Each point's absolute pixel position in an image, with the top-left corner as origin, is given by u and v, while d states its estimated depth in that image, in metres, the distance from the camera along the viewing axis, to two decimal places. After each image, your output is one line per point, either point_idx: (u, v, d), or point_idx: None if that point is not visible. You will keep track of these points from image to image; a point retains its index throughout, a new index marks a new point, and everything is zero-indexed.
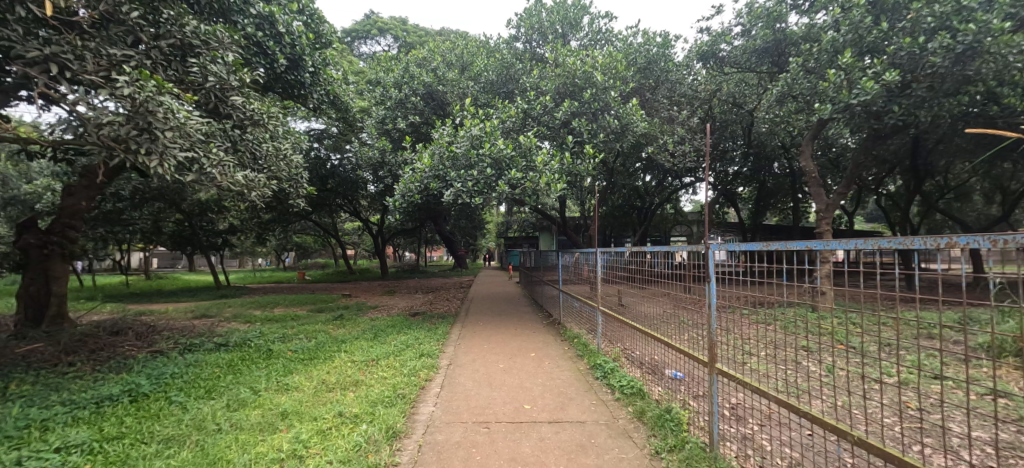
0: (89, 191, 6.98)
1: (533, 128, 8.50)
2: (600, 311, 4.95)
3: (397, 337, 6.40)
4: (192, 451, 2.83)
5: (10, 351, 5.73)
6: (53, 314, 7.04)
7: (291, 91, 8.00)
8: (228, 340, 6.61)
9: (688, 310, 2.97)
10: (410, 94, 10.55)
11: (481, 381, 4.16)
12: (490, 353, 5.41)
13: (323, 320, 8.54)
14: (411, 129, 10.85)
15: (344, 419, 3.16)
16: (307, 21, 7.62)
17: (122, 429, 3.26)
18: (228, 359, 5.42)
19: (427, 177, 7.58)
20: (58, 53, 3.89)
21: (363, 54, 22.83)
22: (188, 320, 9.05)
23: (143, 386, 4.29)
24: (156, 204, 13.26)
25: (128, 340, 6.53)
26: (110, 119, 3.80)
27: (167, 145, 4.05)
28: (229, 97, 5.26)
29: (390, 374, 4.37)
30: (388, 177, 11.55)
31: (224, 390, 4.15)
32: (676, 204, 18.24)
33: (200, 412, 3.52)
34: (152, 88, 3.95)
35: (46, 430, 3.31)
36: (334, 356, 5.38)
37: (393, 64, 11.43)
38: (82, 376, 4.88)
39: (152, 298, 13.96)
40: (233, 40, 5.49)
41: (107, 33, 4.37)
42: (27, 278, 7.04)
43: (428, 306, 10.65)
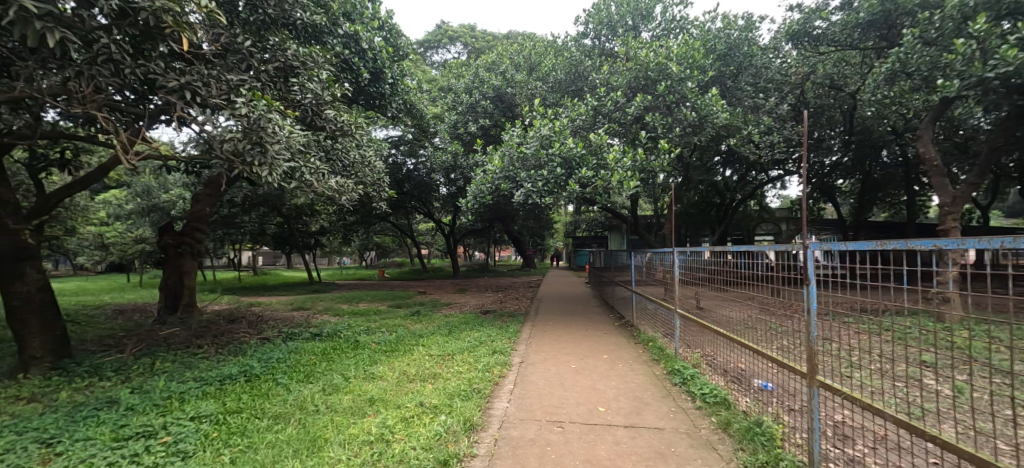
0: (212, 199, 8.21)
1: (604, 125, 8.33)
2: (676, 314, 4.71)
3: (470, 333, 6.62)
4: (296, 428, 3.17)
5: (156, 333, 6.86)
6: (186, 303, 8.29)
7: (372, 101, 8.63)
8: (321, 330, 7.31)
9: (779, 315, 2.73)
10: (480, 98, 10.90)
11: (554, 381, 4.16)
12: (561, 353, 5.38)
13: (402, 315, 9.07)
14: (481, 132, 11.25)
15: (425, 409, 3.34)
16: (386, 36, 8.21)
17: (240, 404, 3.75)
18: (322, 348, 5.99)
19: (498, 178, 7.76)
20: (191, 82, 4.58)
21: (435, 63, 23.92)
22: (288, 312, 10.14)
23: (255, 368, 4.90)
24: (262, 208, 15.04)
25: (241, 328, 7.50)
26: (231, 136, 4.41)
27: (275, 156, 4.61)
28: (324, 111, 5.86)
29: (465, 369, 4.54)
30: (461, 178, 12.22)
31: (321, 376, 4.60)
32: (761, 200, 16.79)
33: (301, 394, 3.94)
34: (263, 108, 4.51)
35: (182, 401, 3.91)
36: (413, 349, 5.70)
37: (464, 70, 11.88)
38: (209, 357, 5.70)
39: (259, 292, 15.85)
40: (326, 59, 6.10)
41: (227, 61, 5.04)
42: (166, 273, 8.33)
43: (499, 304, 10.85)
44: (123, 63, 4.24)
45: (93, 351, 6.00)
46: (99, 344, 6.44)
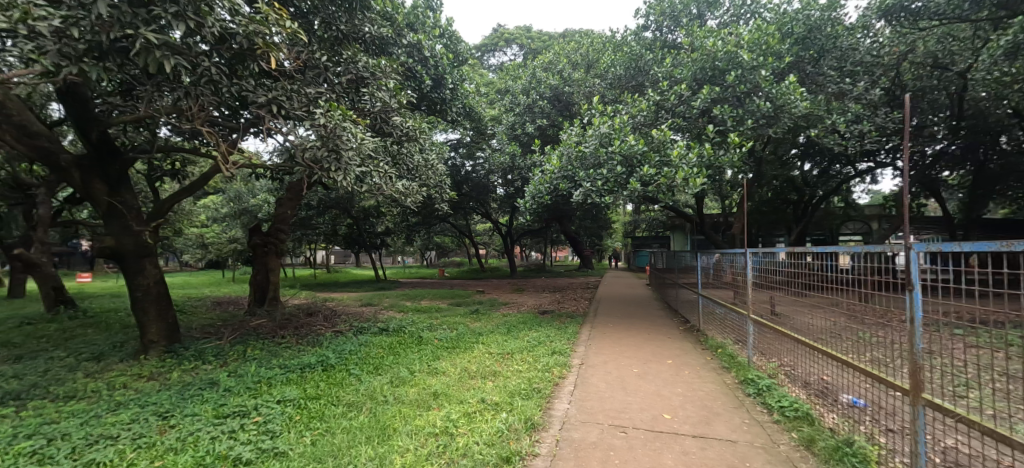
0: (293, 202, 9.01)
1: (667, 121, 8.00)
2: (749, 319, 4.41)
3: (529, 333, 6.66)
4: (368, 416, 3.38)
5: (247, 324, 7.64)
6: (272, 297, 9.00)
7: (434, 106, 8.97)
8: (387, 326, 7.71)
9: (869, 323, 2.47)
10: (537, 99, 10.98)
11: (615, 384, 4.06)
12: (622, 356, 5.24)
13: (462, 313, 9.34)
14: (539, 133, 11.33)
15: (487, 406, 3.42)
16: (446, 43, 8.51)
17: (318, 391, 4.08)
18: (389, 342, 6.33)
19: (556, 178, 7.83)
20: (277, 97, 5.05)
21: (492, 67, 24.41)
22: (358, 307, 10.83)
23: (330, 359, 5.29)
24: (334, 210, 16.19)
25: (318, 321, 8.13)
26: (311, 144, 4.81)
27: (349, 162, 4.95)
28: (391, 118, 6.23)
29: (525, 368, 4.57)
30: (518, 179, 12.49)
31: (389, 368, 4.86)
32: (847, 196, 15.22)
33: (372, 385, 4.19)
34: (339, 118, 4.88)
35: (270, 385, 4.32)
36: (473, 347, 5.84)
37: (521, 71, 12.01)
38: (291, 346, 6.26)
39: (332, 288, 17.09)
40: (393, 68, 6.46)
41: (307, 76, 5.50)
42: (255, 270, 9.23)
43: (556, 305, 10.80)
44: (222, 83, 4.76)
45: (197, 338, 6.81)
46: (202, 332, 7.29)
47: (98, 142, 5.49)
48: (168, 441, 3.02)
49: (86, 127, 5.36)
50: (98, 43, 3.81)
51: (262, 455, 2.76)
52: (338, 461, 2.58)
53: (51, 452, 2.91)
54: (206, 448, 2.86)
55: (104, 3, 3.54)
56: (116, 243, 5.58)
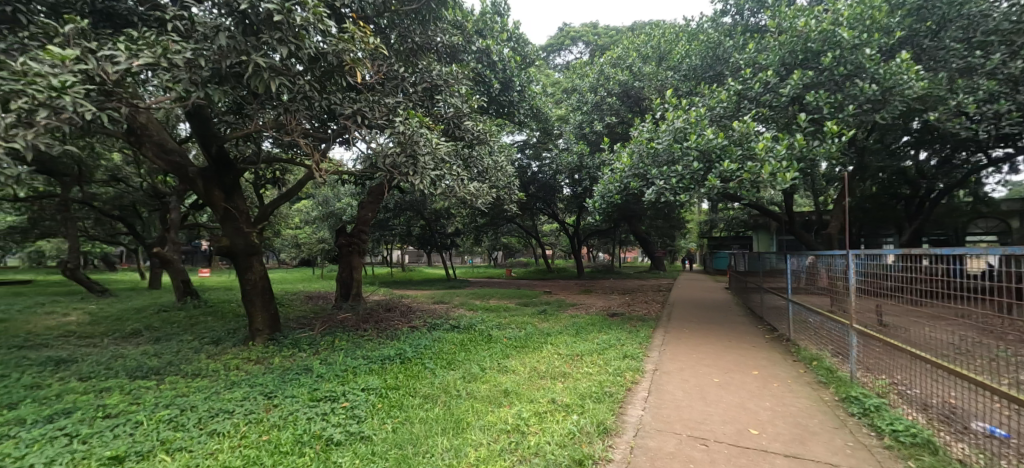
0: (373, 205, 9.68)
1: (751, 111, 7.42)
2: (852, 329, 3.92)
3: (599, 335, 6.53)
4: (444, 409, 3.53)
5: (335, 317, 8.36)
6: (355, 292, 9.81)
7: (502, 109, 9.14)
8: (459, 323, 8.00)
9: (1011, 340, 2.09)
10: (606, 96, 10.82)
11: (694, 394, 3.83)
12: (701, 364, 4.94)
13: (530, 313, 9.40)
14: (607, 130, 11.14)
15: (558, 406, 3.41)
16: (514, 46, 8.64)
17: (398, 382, 4.34)
18: (460, 339, 6.57)
19: (627, 176, 7.63)
20: (361, 108, 5.46)
21: (558, 66, 24.32)
22: (431, 304, 11.36)
23: (407, 352, 5.60)
24: (409, 212, 17.13)
25: (396, 316, 8.67)
26: (391, 150, 5.16)
27: (425, 166, 5.23)
28: (463, 122, 6.50)
29: (596, 371, 4.49)
30: (586, 179, 12.34)
31: (461, 364, 5.04)
32: (978, 189, 12.97)
33: (445, 379, 4.37)
34: (416, 124, 5.15)
35: (355, 374, 4.68)
36: (542, 347, 5.86)
37: (588, 69, 11.93)
38: (372, 339, 6.73)
39: (408, 286, 18.13)
40: (464, 75, 6.71)
41: (387, 86, 5.89)
42: (341, 267, 10.06)
43: (627, 307, 10.47)
44: (314, 98, 5.26)
45: (295, 328, 7.58)
46: (298, 323, 8.11)
47: (217, 156, 6.33)
48: (273, 418, 3.40)
49: (208, 143, 6.21)
50: (217, 70, 4.40)
51: (351, 438, 3.01)
52: (418, 450, 2.72)
53: (183, 420, 3.41)
54: (303, 427, 3.17)
55: (225, 36, 4.09)
56: (230, 244, 6.39)
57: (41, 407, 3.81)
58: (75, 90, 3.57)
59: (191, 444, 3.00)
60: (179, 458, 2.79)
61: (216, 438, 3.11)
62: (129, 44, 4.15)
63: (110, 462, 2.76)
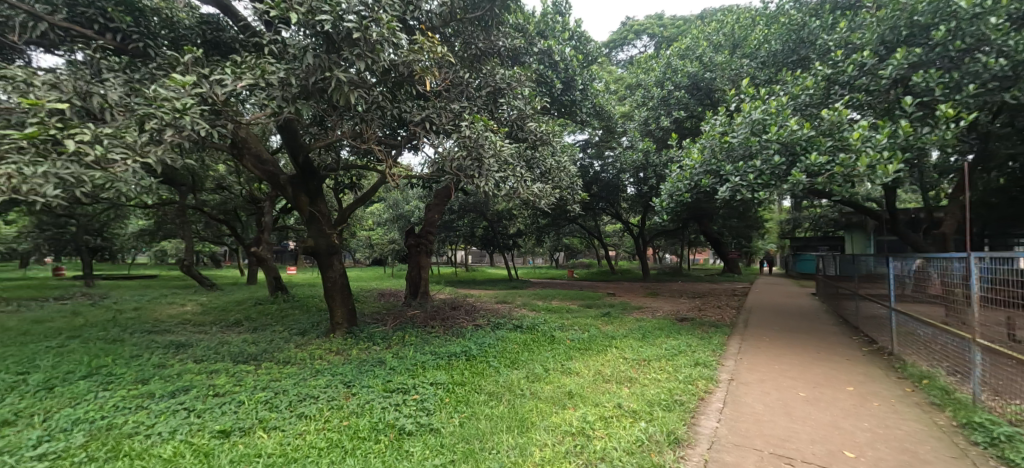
0: (439, 207, 10.07)
1: (842, 98, 6.70)
2: (975, 345, 3.37)
3: (667, 341, 6.25)
4: (508, 407, 3.59)
5: (405, 313, 8.81)
6: (423, 291, 10.27)
7: (564, 108, 9.09)
8: (522, 323, 8.07)
9: None
10: (673, 90, 10.37)
11: (776, 408, 3.52)
12: (784, 376, 4.53)
13: (593, 315, 9.25)
14: (675, 125, 10.78)
15: (624, 411, 3.32)
16: (576, 44, 8.50)
17: (463, 378, 4.48)
18: (523, 339, 6.61)
19: (699, 173, 7.22)
20: (429, 114, 5.72)
21: (621, 61, 23.68)
22: (495, 304, 11.58)
23: (472, 350, 5.77)
24: (473, 214, 17.59)
25: (461, 315, 8.94)
26: (458, 154, 5.35)
27: (489, 168, 5.36)
28: (527, 124, 6.60)
29: (664, 377, 4.30)
30: (652, 177, 11.93)
31: (524, 364, 5.08)
32: None
33: (509, 378, 4.42)
34: (481, 127, 5.29)
35: (424, 368, 4.91)
36: (606, 350, 5.72)
37: (653, 63, 11.51)
38: (439, 336, 7.01)
39: (472, 285, 18.63)
40: (526, 77, 6.77)
41: (454, 92, 6.12)
42: (410, 267, 10.57)
43: (697, 312, 9.89)
44: (387, 108, 5.60)
45: (369, 323, 8.11)
46: (372, 318, 8.65)
47: (303, 164, 6.96)
48: (352, 406, 3.67)
49: (296, 153, 6.85)
50: (305, 86, 4.85)
51: (421, 429, 3.16)
52: (484, 445, 2.79)
53: (277, 403, 3.80)
54: (378, 416, 3.39)
55: (312, 55, 4.50)
56: (314, 244, 7.00)
57: (167, 384, 4.45)
58: (193, 111, 4.12)
59: (283, 424, 3.33)
60: (273, 436, 3.11)
61: (304, 420, 3.42)
62: (234, 68, 4.70)
63: (220, 434, 3.14)
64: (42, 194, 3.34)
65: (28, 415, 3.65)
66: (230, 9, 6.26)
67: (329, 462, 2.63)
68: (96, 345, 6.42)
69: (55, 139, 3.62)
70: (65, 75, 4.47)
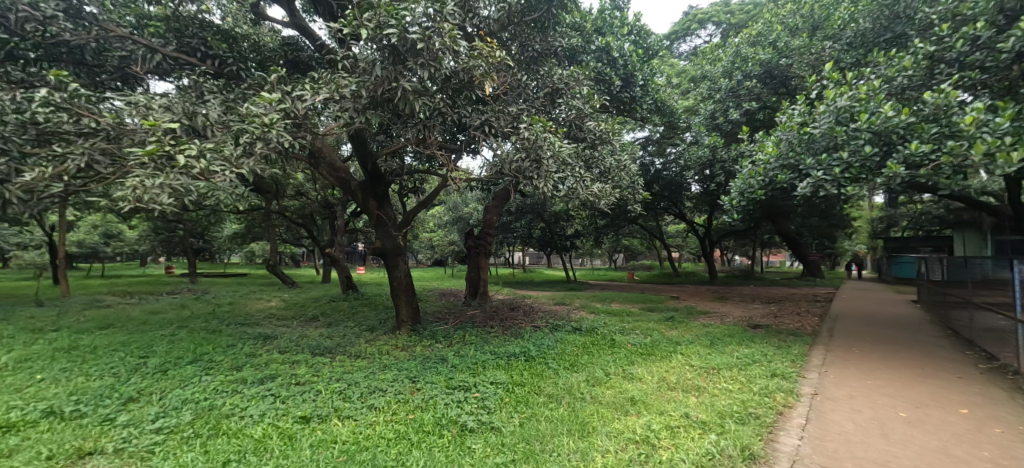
0: (497, 209, 10.23)
1: (949, 78, 5.88)
2: None
3: (739, 349, 5.84)
4: (569, 410, 3.55)
5: (465, 313, 9.04)
6: (482, 291, 10.47)
7: (623, 106, 8.83)
8: (581, 325, 7.95)
9: None
10: (743, 79, 9.77)
11: (870, 428, 3.16)
12: (878, 393, 4.06)
13: (656, 319, 8.89)
14: (746, 118, 10.09)
15: (692, 422, 3.16)
16: (635, 39, 8.22)
17: (523, 379, 4.51)
18: (582, 342, 6.52)
19: (774, 168, 6.71)
20: (489, 118, 5.81)
21: (683, 53, 22.60)
22: (553, 305, 11.53)
23: (531, 351, 5.79)
24: (530, 215, 17.63)
25: (519, 315, 9.01)
26: (517, 156, 5.42)
27: (548, 169, 5.35)
28: (585, 123, 6.52)
29: (736, 388, 4.02)
30: (719, 174, 11.26)
31: (584, 367, 5.00)
32: None
33: (569, 381, 4.38)
34: (540, 129, 5.29)
35: (484, 367, 5.01)
36: (671, 356, 5.47)
37: (720, 52, 10.91)
38: (499, 336, 7.11)
39: (530, 286, 18.70)
40: (585, 76, 6.72)
41: (512, 95, 6.21)
42: (470, 267, 10.82)
43: (773, 319, 9.15)
44: (448, 114, 5.78)
45: (432, 321, 8.42)
46: (435, 317, 8.98)
47: (371, 171, 7.39)
48: (417, 400, 3.83)
49: (365, 160, 7.30)
50: (374, 96, 5.16)
51: (482, 426, 3.22)
52: (544, 447, 2.78)
53: (351, 393, 4.07)
54: (442, 411, 3.51)
55: (380, 67, 4.80)
56: (382, 245, 7.42)
57: (256, 371, 4.93)
58: (278, 125, 4.54)
59: (354, 413, 3.56)
60: (347, 424, 3.34)
61: (374, 411, 3.64)
62: (313, 84, 5.12)
63: (301, 420, 3.43)
64: (160, 203, 3.85)
65: (148, 393, 4.22)
66: (307, 31, 6.83)
67: (397, 452, 2.78)
68: (199, 335, 7.28)
69: (167, 154, 4.15)
70: (175, 98, 5.11)
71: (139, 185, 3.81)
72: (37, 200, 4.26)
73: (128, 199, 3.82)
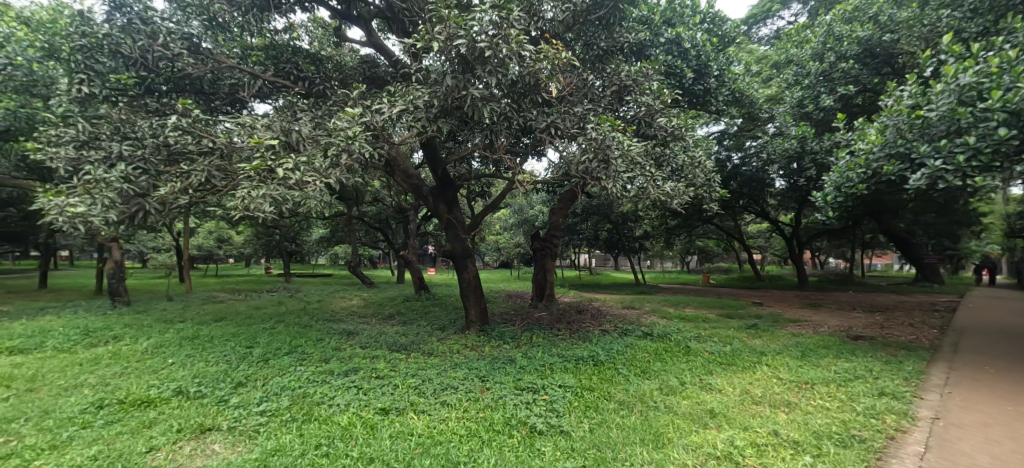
0: (563, 210, 10.15)
1: None
2: None
3: (838, 362, 5.23)
4: (641, 418, 3.42)
5: (532, 315, 9.06)
6: (549, 293, 10.41)
7: (696, 100, 8.34)
8: (652, 330, 7.62)
9: None
10: (836, 62, 8.77)
11: (1012, 463, 2.66)
12: (1021, 421, 3.41)
13: (736, 326, 8.25)
14: (841, 104, 9.04)
15: (782, 441, 2.88)
16: (708, 28, 7.74)
17: (591, 383, 4.42)
18: (654, 348, 6.24)
19: (879, 157, 5.92)
20: (554, 121, 5.81)
21: (763, 37, 20.81)
22: (621, 309, 11.18)
23: (600, 355, 5.66)
24: (597, 216, 17.27)
25: (587, 319, 8.85)
26: (584, 158, 5.35)
27: (617, 169, 5.22)
28: (656, 119, 6.26)
29: (834, 406, 3.61)
30: (810, 168, 10.18)
31: (656, 374, 4.79)
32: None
33: (641, 388, 4.21)
34: (608, 128, 5.16)
35: (552, 370, 4.99)
36: (754, 367, 5.05)
37: (808, 33, 9.90)
38: (567, 339, 7.04)
39: (597, 289, 18.29)
40: (656, 70, 6.46)
41: (578, 95, 6.17)
42: (536, 270, 10.83)
43: (879, 329, 8.06)
44: (514, 118, 5.86)
45: (500, 322, 8.57)
46: (502, 318, 9.10)
47: (442, 176, 7.72)
48: (487, 399, 3.92)
49: (437, 166, 7.64)
50: (444, 105, 5.39)
51: (551, 429, 3.22)
52: (616, 455, 2.71)
53: (425, 389, 4.28)
54: (511, 412, 3.55)
55: (450, 76, 5.01)
56: (452, 248, 7.70)
57: (342, 364, 5.36)
58: (360, 137, 4.90)
59: (428, 408, 3.73)
60: (422, 418, 3.51)
61: (446, 407, 3.78)
62: (390, 97, 5.47)
63: (382, 411, 3.67)
64: (263, 211, 4.34)
65: (254, 380, 4.77)
66: (383, 48, 7.31)
67: (469, 449, 2.86)
68: (293, 329, 8.10)
69: (269, 168, 4.66)
70: (274, 118, 5.74)
71: (247, 196, 4.33)
72: (169, 210, 5.01)
73: (239, 208, 4.36)
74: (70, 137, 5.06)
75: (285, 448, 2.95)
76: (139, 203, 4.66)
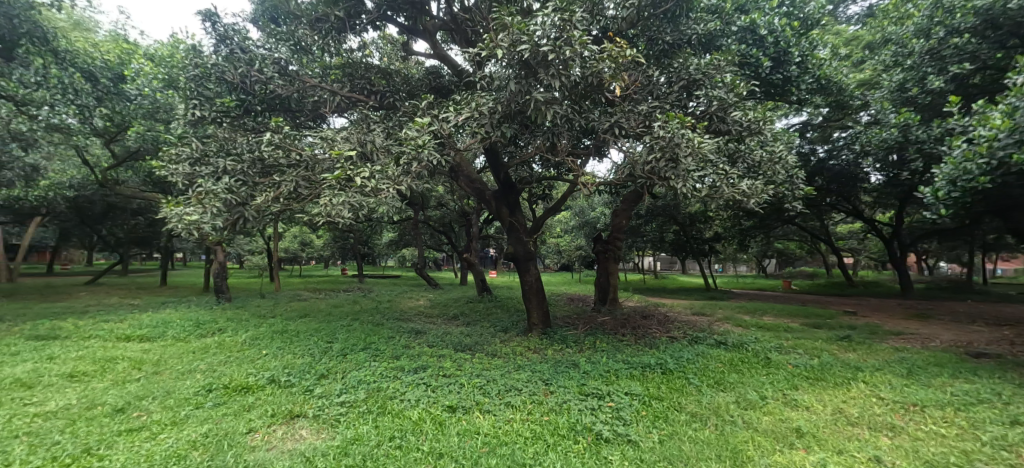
0: (626, 212, 9.83)
1: None
2: None
3: (955, 383, 4.54)
4: (717, 433, 3.21)
5: (595, 319, 8.87)
6: (612, 298, 10.14)
7: (775, 89, 7.71)
8: (726, 339, 7.12)
9: None
10: (948, 37, 7.66)
11: None
12: None
13: (825, 337, 7.46)
14: (954, 85, 7.88)
15: None
16: (788, 10, 7.12)
17: (660, 392, 4.24)
18: (729, 358, 5.83)
19: (1006, 145, 5.09)
20: (618, 120, 5.68)
21: (854, 16, 18.69)
22: (689, 315, 10.60)
23: (668, 363, 5.40)
24: (663, 217, 16.55)
25: (654, 325, 8.49)
26: (650, 157, 5.15)
27: (687, 168, 4.96)
28: (730, 113, 5.87)
29: (952, 433, 3.14)
30: (915, 159, 8.99)
31: (733, 386, 4.47)
32: None
33: (715, 400, 3.96)
34: (676, 125, 4.94)
35: (617, 376, 4.85)
36: (848, 384, 4.54)
37: (911, 7, 8.75)
38: (632, 345, 6.80)
39: (663, 294, 17.49)
40: (729, 61, 6.08)
41: (643, 92, 5.97)
42: (599, 273, 10.59)
43: (1009, 346, 6.87)
44: (576, 119, 5.82)
45: (562, 326, 8.50)
46: (564, 322, 9.00)
47: (505, 180, 7.83)
48: (551, 403, 3.91)
49: (499, 170, 7.77)
50: (507, 109, 5.49)
51: (618, 438, 3.13)
52: None
53: (489, 389, 4.35)
54: (576, 417, 3.51)
55: (513, 81, 5.11)
56: (514, 251, 7.78)
57: (411, 362, 5.63)
58: (429, 145, 5.14)
59: (493, 409, 3.80)
60: (488, 418, 3.59)
61: (511, 409, 3.83)
62: (455, 106, 5.67)
63: (449, 409, 3.80)
64: (343, 217, 4.70)
65: (334, 372, 5.17)
66: (447, 59, 7.61)
67: (534, 452, 2.87)
68: (367, 327, 8.64)
69: (347, 177, 5.03)
70: (351, 131, 6.19)
71: (329, 204, 4.71)
72: (264, 217, 5.59)
73: (322, 215, 4.75)
74: (186, 155, 5.83)
75: (363, 438, 3.16)
76: (240, 212, 5.26)
